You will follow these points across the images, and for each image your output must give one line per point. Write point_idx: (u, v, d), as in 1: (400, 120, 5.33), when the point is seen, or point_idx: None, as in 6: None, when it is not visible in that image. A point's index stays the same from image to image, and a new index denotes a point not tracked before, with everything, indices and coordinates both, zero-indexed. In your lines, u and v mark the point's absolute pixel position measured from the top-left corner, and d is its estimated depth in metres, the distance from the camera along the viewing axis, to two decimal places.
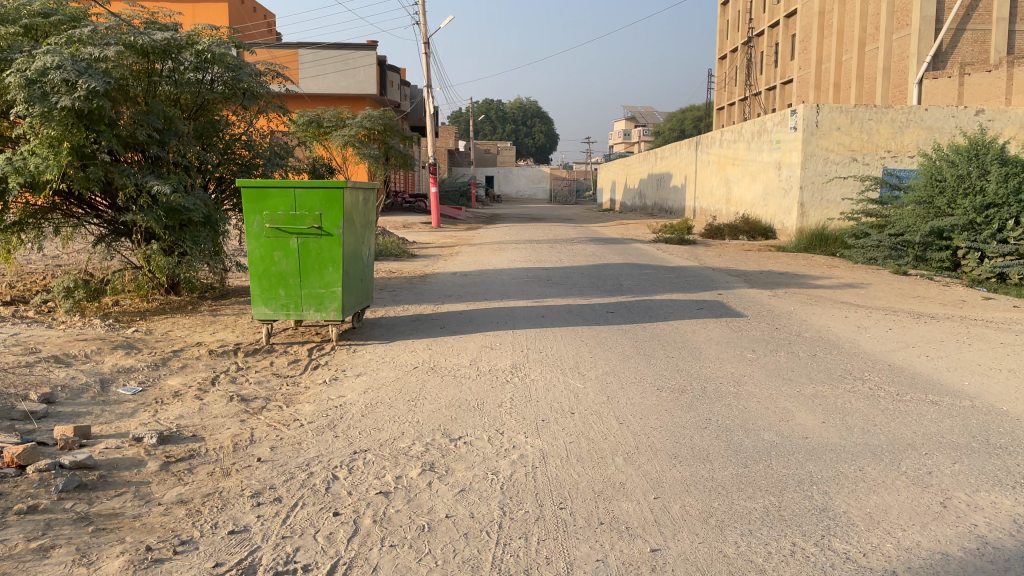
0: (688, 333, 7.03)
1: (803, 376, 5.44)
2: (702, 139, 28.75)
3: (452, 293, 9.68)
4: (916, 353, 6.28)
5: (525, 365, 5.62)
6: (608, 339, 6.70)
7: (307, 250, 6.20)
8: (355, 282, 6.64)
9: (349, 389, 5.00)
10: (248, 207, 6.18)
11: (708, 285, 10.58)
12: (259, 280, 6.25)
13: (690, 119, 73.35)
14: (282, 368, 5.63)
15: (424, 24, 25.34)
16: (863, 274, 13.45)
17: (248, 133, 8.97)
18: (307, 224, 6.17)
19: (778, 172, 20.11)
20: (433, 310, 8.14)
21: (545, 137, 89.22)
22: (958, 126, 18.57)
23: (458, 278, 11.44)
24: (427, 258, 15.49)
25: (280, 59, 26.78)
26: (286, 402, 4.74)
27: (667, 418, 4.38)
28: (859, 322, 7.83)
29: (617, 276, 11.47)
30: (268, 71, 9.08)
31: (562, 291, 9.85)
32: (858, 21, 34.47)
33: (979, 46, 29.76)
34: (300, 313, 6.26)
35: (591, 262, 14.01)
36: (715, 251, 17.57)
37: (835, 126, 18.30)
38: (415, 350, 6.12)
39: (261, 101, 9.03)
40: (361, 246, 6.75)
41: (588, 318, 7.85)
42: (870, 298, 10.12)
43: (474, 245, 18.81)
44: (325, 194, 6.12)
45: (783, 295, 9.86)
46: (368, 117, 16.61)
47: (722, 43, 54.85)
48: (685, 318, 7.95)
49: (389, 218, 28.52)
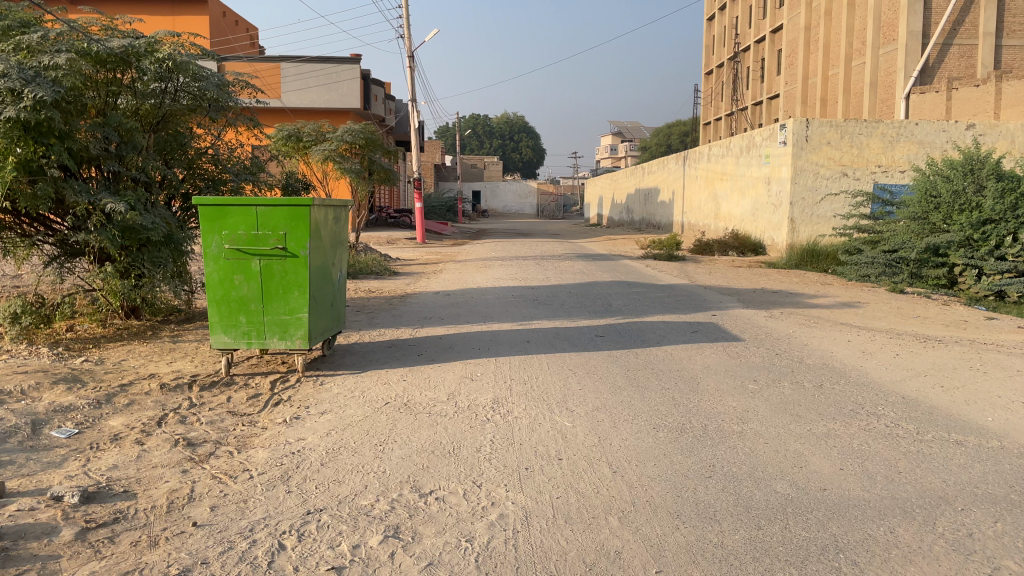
0: (684, 360, 6.55)
1: (813, 410, 4.98)
2: (690, 154, 28.45)
3: (434, 315, 9.16)
4: (930, 383, 5.83)
5: (507, 400, 5.12)
6: (598, 367, 6.22)
7: (270, 273, 5.71)
8: (323, 307, 6.13)
9: (310, 430, 4.49)
10: (206, 226, 5.67)
11: (701, 306, 10.13)
12: (218, 306, 5.73)
13: (676, 134, 73.29)
14: (238, 404, 5.11)
15: (409, 37, 24.93)
16: (859, 292, 13.05)
17: (215, 147, 8.47)
18: (270, 244, 5.67)
19: (768, 187, 19.78)
20: (411, 335, 7.64)
21: (532, 152, 89.07)
22: (948, 141, 18.33)
23: (440, 298, 10.94)
24: (410, 276, 15.00)
25: (262, 73, 26.26)
26: (238, 447, 4.23)
27: (667, 465, 3.90)
28: (864, 345, 7.40)
29: (606, 296, 10.99)
30: (236, 81, 8.58)
31: (549, 312, 9.37)
32: (844, 36, 34.40)
33: (966, 61, 29.62)
34: (263, 341, 5.75)
35: (579, 280, 13.55)
36: (706, 268, 17.17)
37: (825, 140, 17.98)
38: (388, 382, 5.61)
39: (230, 114, 8.55)
40: (330, 267, 6.25)
41: (576, 342, 7.35)
42: (870, 319, 9.70)
43: (458, 262, 18.32)
44: (290, 212, 5.62)
45: (780, 316, 9.42)
46: (349, 131, 16.19)
47: (709, 58, 54.87)
48: (679, 341, 7.49)
49: (373, 234, 27.98)
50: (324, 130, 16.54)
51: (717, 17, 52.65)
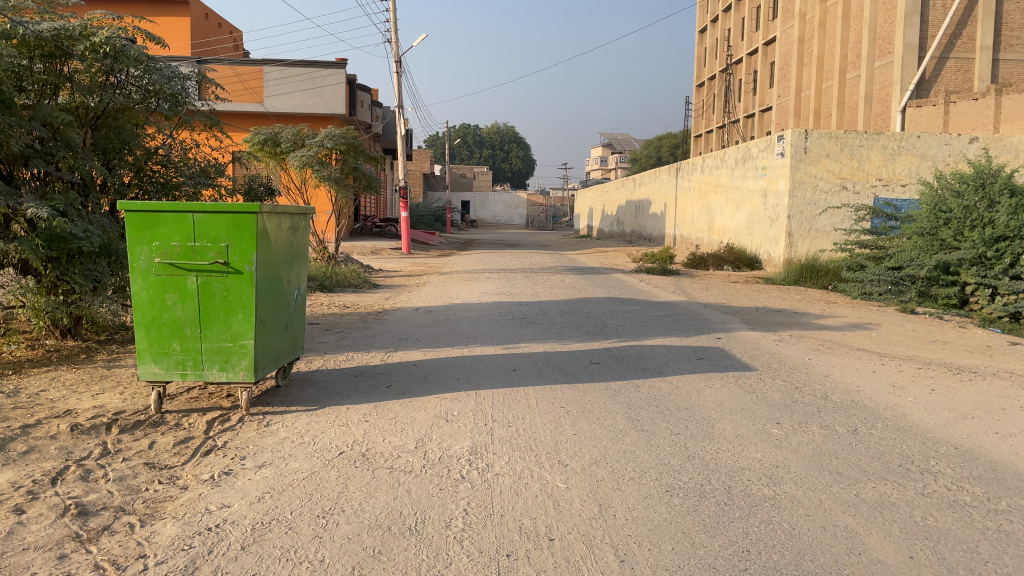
0: (693, 395, 5.69)
1: (852, 466, 4.14)
2: (683, 165, 27.76)
3: (410, 335, 8.26)
4: (981, 428, 5.00)
5: (485, 450, 4.23)
6: (591, 404, 5.34)
7: (209, 292, 4.82)
8: (276, 330, 5.23)
9: (238, 493, 3.60)
10: (133, 236, 4.79)
11: (703, 327, 9.28)
12: (147, 330, 4.85)
13: (666, 146, 72.79)
14: (161, 453, 4.21)
15: (395, 42, 24.15)
16: (867, 312, 12.26)
17: (167, 147, 7.61)
18: (209, 257, 4.78)
19: (764, 200, 19.05)
20: (381, 361, 6.72)
21: (521, 162, 88.35)
22: (951, 154, 17.63)
23: (420, 315, 10.04)
24: (390, 289, 14.11)
25: (244, 75, 25.44)
26: (144, 519, 3.33)
27: (688, 550, 3.04)
28: (890, 377, 6.58)
29: (599, 314, 10.14)
30: (190, 74, 7.72)
31: (537, 333, 8.51)
32: (839, 48, 33.86)
33: (963, 75, 29.06)
34: (199, 373, 4.86)
35: (570, 296, 12.69)
36: (702, 284, 16.38)
37: (824, 152, 17.26)
38: (347, 424, 4.71)
39: (184, 110, 7.68)
40: (284, 282, 5.34)
41: (568, 371, 6.45)
42: (887, 344, 8.87)
43: (444, 273, 17.43)
44: (233, 220, 4.75)
45: (791, 340, 8.57)
46: (329, 136, 15.32)
47: (701, 70, 54.48)
48: (684, 371, 6.62)
49: (357, 243, 27.06)
50: (303, 134, 15.65)
51: (710, 29, 52.23)
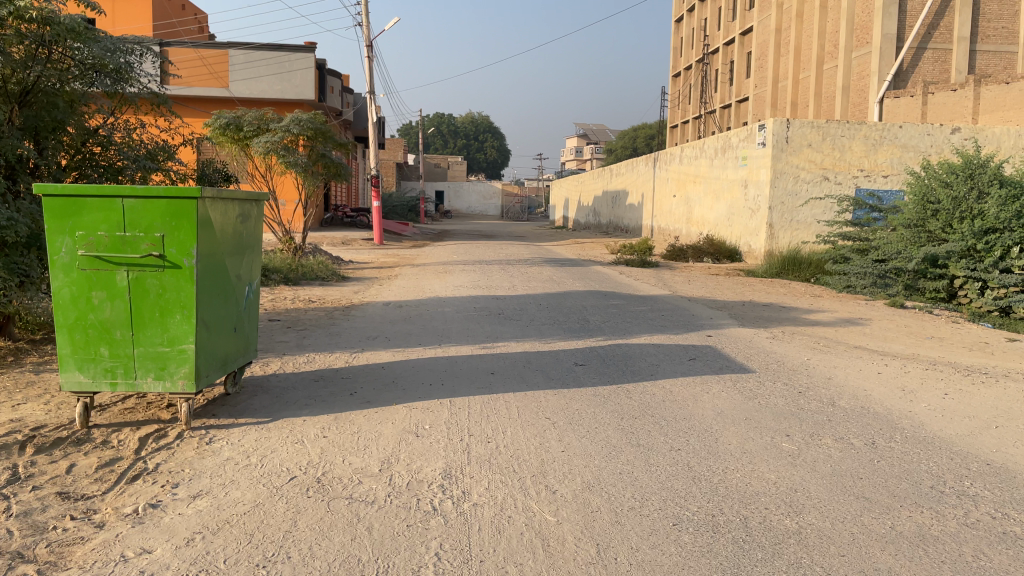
0: (689, 402, 5.15)
1: (880, 490, 3.63)
2: (660, 156, 27.32)
3: (379, 334, 7.65)
4: (1010, 440, 4.51)
5: (461, 473, 3.66)
6: (578, 413, 4.77)
7: (143, 289, 4.19)
8: (222, 333, 4.61)
9: (163, 534, 2.99)
10: (51, 225, 4.13)
11: (690, 323, 8.77)
12: (71, 333, 4.21)
13: (642, 138, 72.41)
14: (79, 480, 3.58)
15: (366, 26, 23.38)
16: (856, 306, 11.82)
17: (110, 129, 6.94)
18: (141, 250, 4.15)
19: (744, 191, 18.64)
20: (346, 363, 6.10)
21: (496, 152, 87.47)
22: (933, 144, 17.24)
23: (390, 311, 9.43)
24: (360, 282, 13.44)
25: (209, 60, 24.55)
26: (42, 571, 2.71)
27: None
28: (898, 380, 6.07)
29: (580, 310, 9.58)
30: (135, 48, 7.05)
31: (515, 331, 7.93)
32: (816, 38, 33.57)
33: (940, 66, 28.84)
34: (132, 382, 4.24)
35: (549, 289, 12.12)
36: (683, 276, 15.88)
37: (806, 141, 16.88)
38: (301, 441, 4.11)
39: (129, 88, 7.02)
40: (232, 278, 4.72)
41: (552, 375, 5.89)
42: (883, 341, 8.41)
43: (417, 265, 16.79)
44: (169, 206, 4.12)
45: (785, 338, 8.07)
46: (295, 120, 14.56)
47: (677, 61, 54.06)
48: (677, 373, 6.08)
49: (328, 234, 26.27)
50: (267, 119, 14.90)
51: (686, 19, 51.81)
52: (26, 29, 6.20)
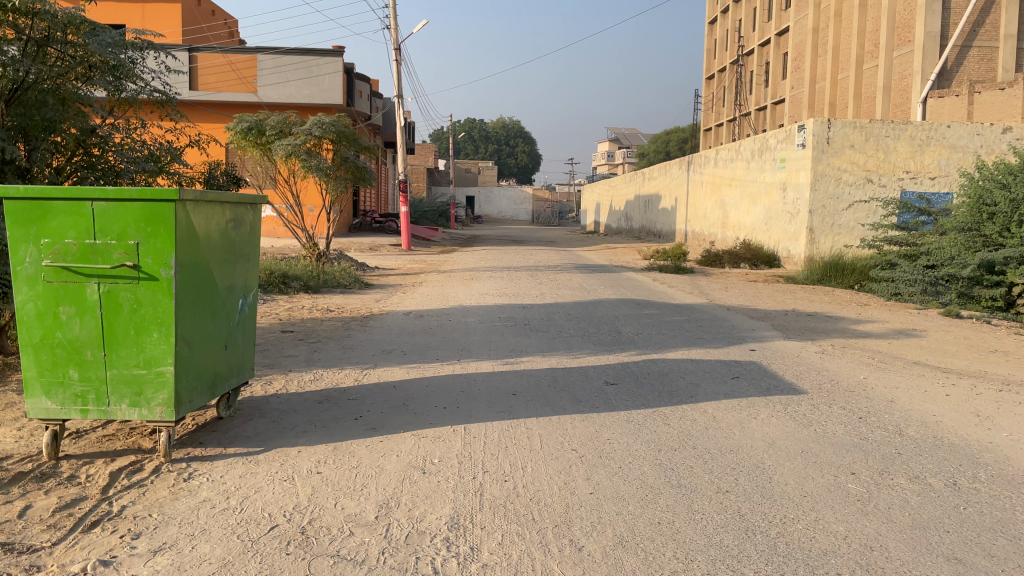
0: (736, 432, 4.54)
1: (974, 550, 3.01)
2: (694, 158, 26.61)
3: (395, 347, 7.13)
4: None
5: (471, 522, 3.11)
6: (609, 445, 4.17)
7: (117, 304, 3.72)
8: (208, 353, 4.12)
9: None
10: (14, 231, 3.67)
11: (730, 335, 8.14)
12: (36, 353, 3.75)
13: (675, 141, 71.35)
14: (29, 527, 3.08)
15: (395, 29, 23.05)
16: (907, 316, 11.07)
17: (110, 130, 6.53)
18: (113, 259, 3.67)
19: (783, 194, 17.88)
20: (354, 382, 5.58)
21: (527, 158, 87.22)
22: (983, 145, 16.32)
23: (410, 321, 8.91)
24: (383, 289, 12.99)
25: (238, 65, 24.37)
26: None
27: None
28: (969, 404, 5.39)
29: (612, 320, 8.97)
30: (136, 44, 6.65)
31: (542, 344, 7.37)
32: (856, 38, 32.56)
33: (986, 64, 27.71)
34: (105, 409, 3.77)
35: (579, 297, 11.55)
36: (721, 283, 15.18)
37: (848, 142, 16.10)
38: (291, 478, 3.59)
39: (129, 85, 6.61)
40: (221, 291, 4.23)
41: (580, 397, 5.31)
42: (943, 356, 7.70)
43: (443, 272, 16.30)
44: (143, 210, 3.63)
45: (834, 353, 7.40)
46: (318, 124, 14.11)
47: (710, 63, 53.20)
48: (719, 395, 5.47)
49: (357, 239, 25.94)
50: (290, 122, 14.44)
51: (719, 20, 50.90)
52: (19, 24, 5.82)
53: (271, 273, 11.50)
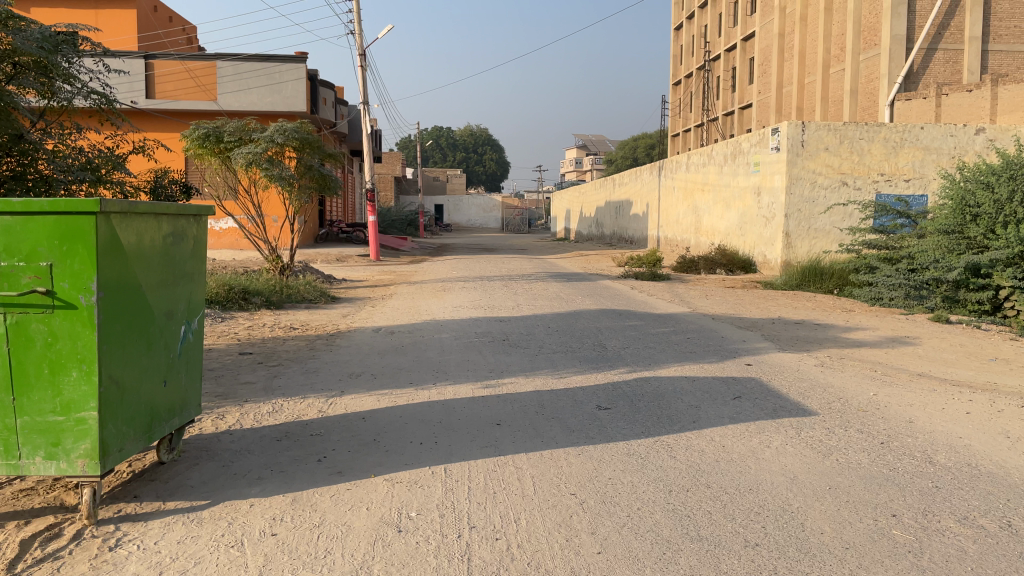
0: (751, 465, 4.02)
1: None
2: (665, 163, 26.33)
3: (363, 370, 6.52)
4: None
5: None
6: (612, 486, 3.65)
7: (28, 337, 3.12)
8: (143, 393, 3.50)
9: None
10: None
11: (722, 348, 7.65)
12: None
13: (642, 148, 71.43)
14: None
15: (359, 34, 22.41)
16: (896, 323, 10.71)
17: (39, 135, 5.85)
18: (22, 285, 3.09)
19: (757, 199, 17.57)
20: (318, 414, 4.97)
21: (496, 165, 86.82)
22: (958, 146, 16.07)
23: (380, 339, 8.30)
24: (350, 303, 12.37)
25: (196, 72, 23.58)
26: None
27: None
28: (995, 424, 4.92)
29: (595, 333, 8.46)
30: (67, 40, 5.98)
31: (522, 363, 6.82)
32: (822, 41, 32.53)
33: (952, 66, 27.70)
34: (17, 461, 3.17)
35: (556, 309, 11.02)
36: (699, 290, 14.77)
37: (822, 145, 15.80)
38: (240, 543, 3.00)
39: (59, 85, 5.94)
40: (158, 316, 3.61)
41: (569, 426, 4.75)
42: (944, 367, 7.26)
43: (412, 283, 15.69)
44: (57, 225, 3.04)
45: (834, 366, 6.92)
46: (280, 130, 13.41)
47: (677, 68, 53.19)
48: (722, 419, 4.95)
49: (324, 250, 25.22)
50: (249, 128, 13.73)
51: (685, 26, 50.91)
52: None
53: (230, 288, 10.82)
